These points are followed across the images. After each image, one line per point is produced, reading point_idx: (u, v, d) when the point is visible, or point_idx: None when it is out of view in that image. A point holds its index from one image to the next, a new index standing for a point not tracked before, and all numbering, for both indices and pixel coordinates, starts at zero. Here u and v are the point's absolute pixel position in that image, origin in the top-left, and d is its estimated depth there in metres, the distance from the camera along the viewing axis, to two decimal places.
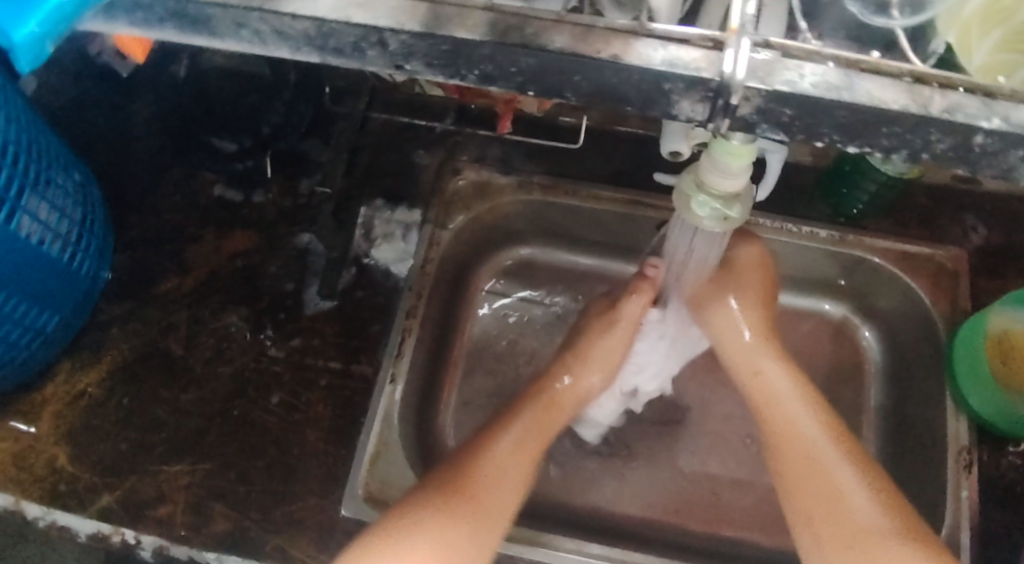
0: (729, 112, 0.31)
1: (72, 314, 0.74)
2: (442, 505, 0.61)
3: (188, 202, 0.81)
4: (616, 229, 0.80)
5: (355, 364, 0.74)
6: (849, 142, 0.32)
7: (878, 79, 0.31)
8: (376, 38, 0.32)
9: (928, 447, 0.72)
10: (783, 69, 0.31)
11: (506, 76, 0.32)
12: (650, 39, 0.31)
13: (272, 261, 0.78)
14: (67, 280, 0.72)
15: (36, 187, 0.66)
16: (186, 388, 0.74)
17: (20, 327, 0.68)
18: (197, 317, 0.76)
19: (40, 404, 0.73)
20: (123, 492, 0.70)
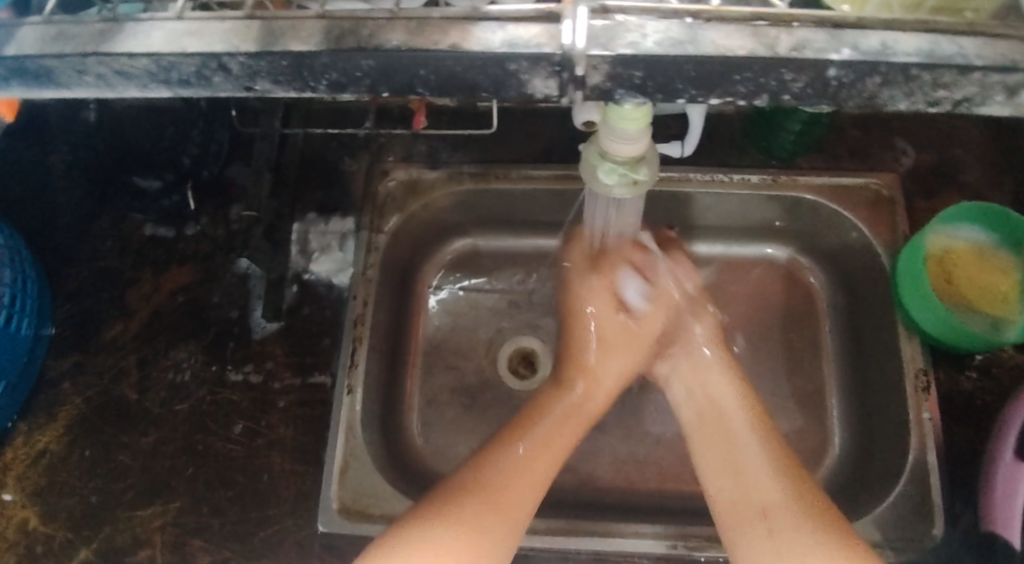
0: (580, 83, 0.32)
1: (19, 376, 0.73)
2: (443, 539, 0.56)
3: (121, 247, 0.79)
4: (554, 207, 0.80)
5: (312, 379, 0.73)
6: (707, 95, 0.32)
7: (722, 27, 0.32)
8: (216, 63, 0.32)
9: (886, 371, 0.73)
10: (625, 31, 0.31)
11: (353, 81, 0.33)
12: (486, 23, 0.32)
13: (213, 291, 0.77)
14: (5, 345, 0.71)
15: None
16: (146, 432, 0.73)
17: None
18: (145, 359, 0.75)
19: (3, 469, 0.72)
20: (97, 544, 0.69)
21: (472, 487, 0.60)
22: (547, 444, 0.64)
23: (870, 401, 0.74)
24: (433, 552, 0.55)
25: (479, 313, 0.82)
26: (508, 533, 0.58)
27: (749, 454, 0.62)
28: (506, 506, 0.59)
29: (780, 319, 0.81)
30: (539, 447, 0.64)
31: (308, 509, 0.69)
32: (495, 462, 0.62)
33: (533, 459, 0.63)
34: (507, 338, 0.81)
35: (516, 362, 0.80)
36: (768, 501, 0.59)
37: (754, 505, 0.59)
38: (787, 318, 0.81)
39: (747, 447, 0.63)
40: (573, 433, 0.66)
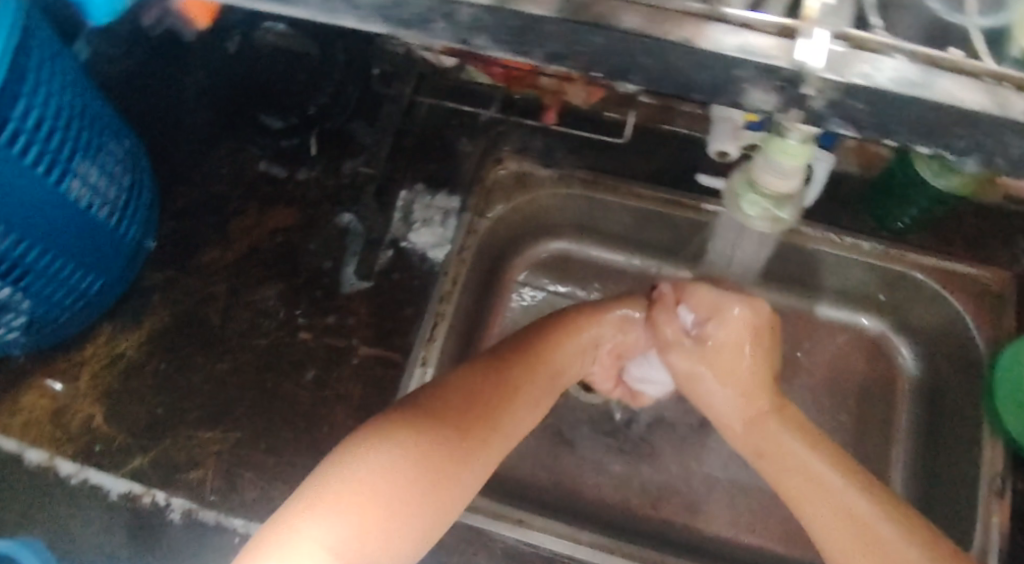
0: (801, 102, 0.32)
1: (117, 279, 0.76)
2: (400, 455, 0.56)
3: (234, 176, 0.81)
4: (654, 229, 0.80)
5: (388, 344, 0.74)
6: (924, 143, 0.33)
7: (959, 79, 0.32)
8: (445, 10, 0.33)
9: (961, 467, 0.71)
10: (858, 62, 0.31)
11: (573, 55, 0.34)
12: (724, 24, 0.32)
13: (312, 238, 0.79)
14: (113, 245, 0.74)
15: (87, 153, 0.68)
16: (221, 358, 0.75)
17: (65, 287, 0.71)
18: (235, 289, 0.77)
19: (80, 364, 0.76)
20: (156, 455, 0.72)
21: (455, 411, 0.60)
22: (528, 392, 0.64)
23: (937, 494, 0.72)
24: (394, 470, 0.55)
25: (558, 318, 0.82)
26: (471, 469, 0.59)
27: (846, 493, 0.59)
28: (474, 444, 0.60)
29: (856, 391, 0.79)
30: (521, 400, 0.64)
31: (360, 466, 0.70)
32: (484, 393, 0.62)
33: (516, 404, 0.63)
34: None
35: None
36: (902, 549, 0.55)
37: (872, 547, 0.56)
38: (863, 392, 0.79)
39: (847, 498, 0.59)
40: (541, 388, 0.66)
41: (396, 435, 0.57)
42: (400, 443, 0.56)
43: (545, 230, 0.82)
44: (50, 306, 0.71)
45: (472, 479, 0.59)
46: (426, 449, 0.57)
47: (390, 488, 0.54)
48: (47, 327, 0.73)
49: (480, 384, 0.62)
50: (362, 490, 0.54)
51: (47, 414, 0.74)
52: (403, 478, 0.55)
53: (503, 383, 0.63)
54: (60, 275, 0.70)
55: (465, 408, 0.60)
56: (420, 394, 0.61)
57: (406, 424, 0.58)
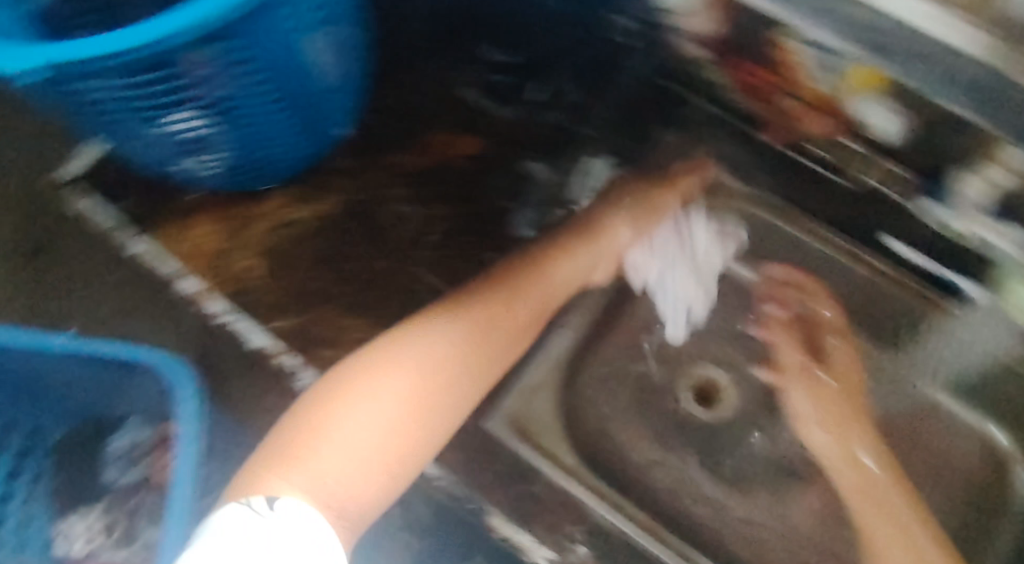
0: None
1: (308, 146, 0.79)
2: (400, 379, 0.64)
3: (440, 94, 0.85)
4: (831, 277, 0.77)
5: (541, 296, 0.75)
6: None
7: None
8: None
9: None
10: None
11: None
12: None
13: (495, 175, 0.82)
14: (312, 117, 0.75)
15: (325, 31, 0.67)
16: (382, 256, 0.79)
17: (257, 141, 0.73)
18: (416, 196, 0.81)
19: (254, 217, 0.81)
20: (297, 323, 0.77)
21: (466, 319, 0.70)
22: (515, 317, 0.71)
23: None
24: (388, 374, 0.64)
25: (708, 332, 0.77)
26: (462, 379, 0.66)
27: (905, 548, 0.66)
28: (478, 363, 0.68)
29: (988, 511, 0.70)
30: (507, 332, 0.71)
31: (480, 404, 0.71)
32: (474, 303, 0.72)
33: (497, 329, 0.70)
34: (709, 365, 0.75)
35: (703, 391, 0.75)
36: None
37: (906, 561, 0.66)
38: (996, 514, 0.70)
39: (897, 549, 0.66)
40: (531, 310, 0.73)
41: (392, 354, 0.65)
42: (387, 395, 0.62)
43: (725, 235, 0.78)
44: (240, 151, 0.74)
45: (437, 416, 0.64)
46: (445, 368, 0.66)
47: (345, 427, 0.59)
48: (235, 168, 0.76)
49: (472, 306, 0.71)
50: (384, 415, 0.61)
51: (212, 251, 0.79)
52: (406, 388, 0.63)
53: (494, 302, 0.72)
54: (258, 130, 0.72)
55: (474, 316, 0.71)
56: (409, 336, 0.67)
57: (424, 335, 0.67)
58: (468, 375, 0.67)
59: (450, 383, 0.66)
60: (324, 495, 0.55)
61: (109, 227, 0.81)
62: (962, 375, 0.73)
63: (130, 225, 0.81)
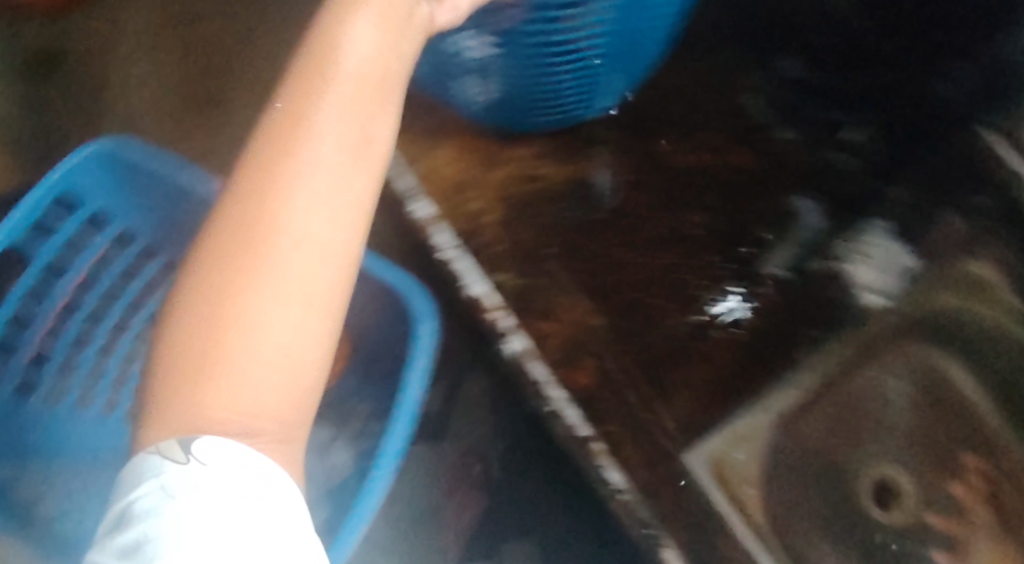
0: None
1: (575, 95, 0.73)
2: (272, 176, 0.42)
3: (728, 90, 0.79)
4: None
5: (772, 344, 0.71)
6: None
7: None
8: None
9: None
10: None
11: None
12: None
13: (762, 198, 0.75)
14: (601, 66, 0.69)
15: None
16: (621, 244, 0.74)
17: (544, 71, 0.67)
18: (665, 193, 0.76)
19: (505, 159, 0.78)
20: (519, 283, 0.73)
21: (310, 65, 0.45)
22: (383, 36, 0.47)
23: None
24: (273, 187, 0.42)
25: (915, 427, 0.65)
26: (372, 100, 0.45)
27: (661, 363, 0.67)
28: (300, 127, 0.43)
29: None
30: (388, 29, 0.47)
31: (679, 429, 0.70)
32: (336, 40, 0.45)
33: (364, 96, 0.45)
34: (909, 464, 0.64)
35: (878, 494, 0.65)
36: None
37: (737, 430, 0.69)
38: None
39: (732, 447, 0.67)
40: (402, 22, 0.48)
41: (285, 178, 0.42)
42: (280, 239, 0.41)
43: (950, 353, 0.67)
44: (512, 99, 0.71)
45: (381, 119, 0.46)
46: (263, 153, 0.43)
47: (271, 272, 0.41)
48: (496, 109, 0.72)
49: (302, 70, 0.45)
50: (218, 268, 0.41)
51: (454, 183, 0.76)
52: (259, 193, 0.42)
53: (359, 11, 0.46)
54: (556, 59, 0.65)
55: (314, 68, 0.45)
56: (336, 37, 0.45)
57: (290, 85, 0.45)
58: (376, 148, 0.45)
59: (281, 154, 0.42)
60: (233, 408, 0.39)
61: None
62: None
63: None
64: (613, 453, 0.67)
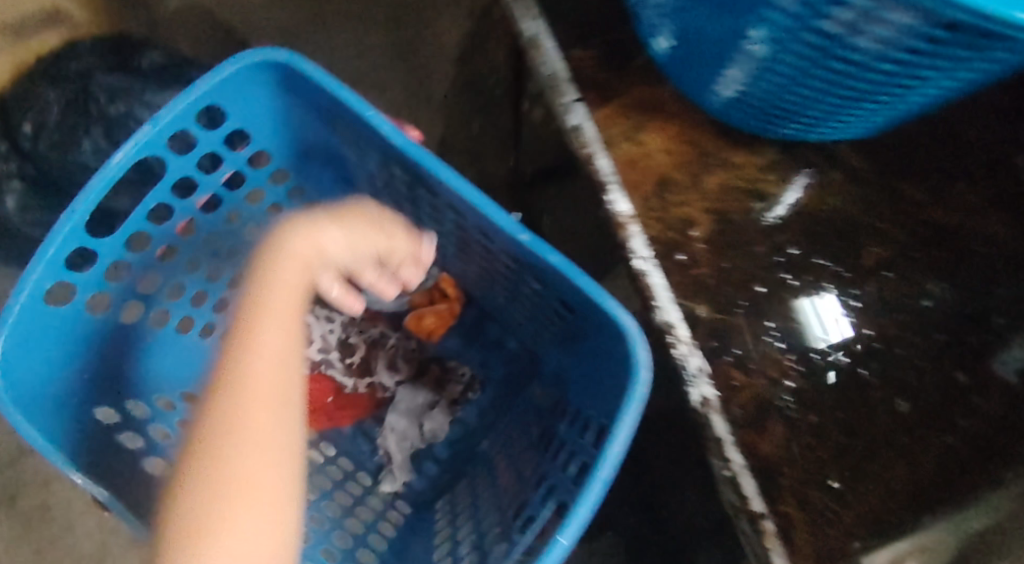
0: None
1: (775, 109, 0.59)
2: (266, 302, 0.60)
3: (998, 145, 0.67)
4: None
5: (988, 453, 0.61)
6: None
7: None
8: None
9: None
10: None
11: None
12: None
13: (1010, 280, 0.64)
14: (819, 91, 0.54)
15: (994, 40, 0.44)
16: (840, 301, 0.63)
17: (755, 55, 0.53)
18: (910, 251, 0.64)
19: (725, 163, 0.64)
20: (716, 319, 0.62)
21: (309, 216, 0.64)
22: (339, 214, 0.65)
23: None
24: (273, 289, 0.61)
25: None
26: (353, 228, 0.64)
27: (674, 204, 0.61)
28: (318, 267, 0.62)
29: None
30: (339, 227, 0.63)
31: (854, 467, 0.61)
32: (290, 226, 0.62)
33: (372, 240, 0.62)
34: None
35: None
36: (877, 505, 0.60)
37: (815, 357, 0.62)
38: None
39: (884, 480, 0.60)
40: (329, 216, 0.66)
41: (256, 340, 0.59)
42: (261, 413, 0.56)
43: None
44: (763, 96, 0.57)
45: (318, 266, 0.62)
46: (261, 261, 0.62)
47: (238, 511, 0.53)
48: (747, 106, 0.59)
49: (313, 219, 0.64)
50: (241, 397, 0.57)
51: (660, 175, 0.63)
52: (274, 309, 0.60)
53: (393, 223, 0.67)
54: (780, 46, 0.51)
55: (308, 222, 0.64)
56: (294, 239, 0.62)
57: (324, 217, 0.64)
58: (295, 386, 0.59)
59: (266, 298, 0.60)
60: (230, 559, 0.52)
61: (551, 73, 0.65)
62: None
63: (577, 82, 0.64)
64: (783, 536, 0.59)
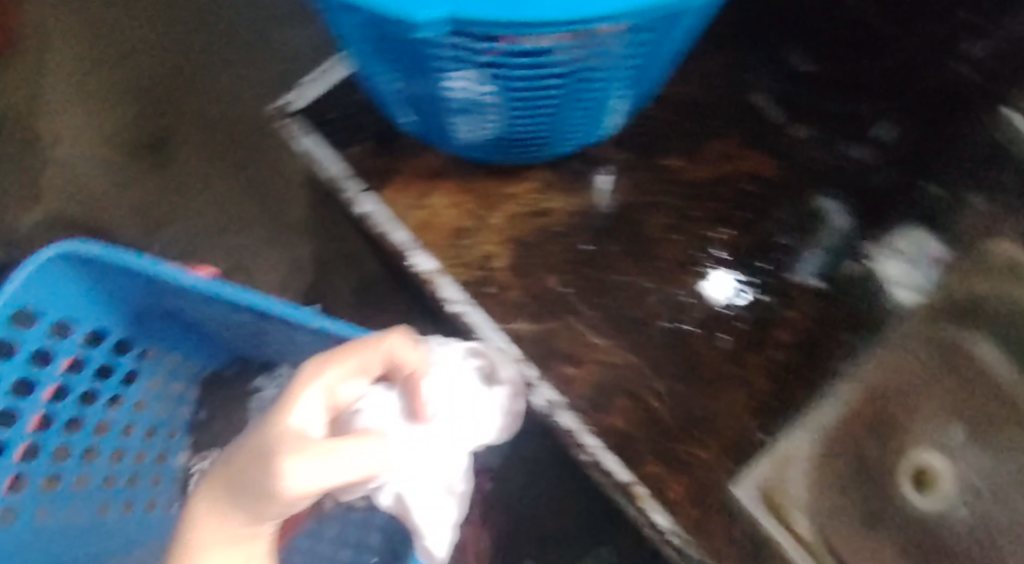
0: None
1: (539, 146, 0.68)
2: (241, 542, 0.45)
3: (732, 99, 0.74)
4: None
5: (811, 351, 0.69)
6: None
7: None
8: None
9: None
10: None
11: None
12: None
13: (780, 205, 0.72)
14: (521, 122, 0.62)
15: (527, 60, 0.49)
16: (642, 273, 0.70)
17: (450, 120, 0.62)
18: (688, 214, 0.71)
19: (505, 197, 0.71)
20: (538, 330, 0.68)
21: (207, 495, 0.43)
22: None
23: None
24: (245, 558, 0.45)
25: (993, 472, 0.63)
26: None
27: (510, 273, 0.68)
28: None
29: None
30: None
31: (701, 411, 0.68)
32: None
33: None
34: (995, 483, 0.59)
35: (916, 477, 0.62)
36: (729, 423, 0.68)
37: (633, 327, 0.69)
38: None
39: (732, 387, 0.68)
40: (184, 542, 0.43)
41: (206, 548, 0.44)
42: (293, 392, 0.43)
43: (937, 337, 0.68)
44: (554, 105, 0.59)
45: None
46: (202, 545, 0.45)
47: None
48: (509, 151, 0.68)
49: None
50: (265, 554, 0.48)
51: (452, 229, 0.70)
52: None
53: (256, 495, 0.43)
54: (452, 113, 0.60)
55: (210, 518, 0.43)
56: None
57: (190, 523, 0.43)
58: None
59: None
60: None
61: (332, 175, 0.71)
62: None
63: (358, 176, 0.71)
64: (657, 490, 0.65)
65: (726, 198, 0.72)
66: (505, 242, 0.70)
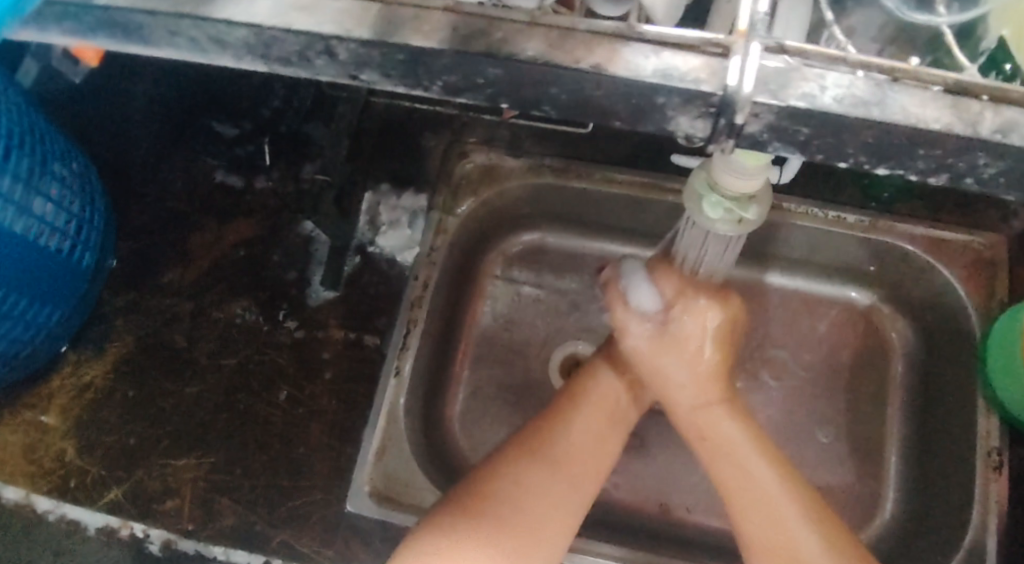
0: (733, 129, 0.32)
1: (59, 328, 0.73)
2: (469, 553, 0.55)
3: (190, 190, 0.78)
4: (587, 208, 0.76)
5: (360, 347, 0.73)
6: (880, 163, 0.32)
7: (913, 91, 0.31)
8: (322, 46, 0.33)
9: (949, 478, 0.65)
10: (799, 80, 0.31)
11: (473, 87, 0.33)
12: (637, 45, 0.32)
13: (274, 250, 0.76)
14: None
15: None
16: (190, 381, 0.74)
17: None
18: (204, 303, 0.75)
19: (48, 396, 0.74)
20: (128, 486, 0.71)
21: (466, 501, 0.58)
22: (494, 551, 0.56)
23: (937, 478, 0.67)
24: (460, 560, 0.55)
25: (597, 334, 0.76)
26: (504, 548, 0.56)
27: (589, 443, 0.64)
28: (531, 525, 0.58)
29: (845, 373, 0.73)
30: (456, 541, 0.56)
31: (296, 460, 0.71)
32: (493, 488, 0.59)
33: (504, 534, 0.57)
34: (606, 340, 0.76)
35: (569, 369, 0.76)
36: (324, 453, 0.71)
37: (202, 430, 0.72)
38: (852, 373, 0.73)
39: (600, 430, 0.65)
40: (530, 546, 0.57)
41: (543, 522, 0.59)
42: (550, 536, 0.58)
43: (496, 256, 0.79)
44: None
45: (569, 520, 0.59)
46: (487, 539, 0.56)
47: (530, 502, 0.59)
48: (29, 360, 0.72)
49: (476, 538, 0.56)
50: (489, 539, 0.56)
51: (20, 449, 0.72)
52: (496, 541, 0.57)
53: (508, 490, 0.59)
54: None
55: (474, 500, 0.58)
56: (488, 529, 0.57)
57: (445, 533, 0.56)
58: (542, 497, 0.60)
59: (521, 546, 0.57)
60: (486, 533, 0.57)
61: None
62: (789, 253, 0.74)
63: None
64: (294, 553, 0.68)
65: (227, 274, 0.76)
66: (64, 432, 0.73)
